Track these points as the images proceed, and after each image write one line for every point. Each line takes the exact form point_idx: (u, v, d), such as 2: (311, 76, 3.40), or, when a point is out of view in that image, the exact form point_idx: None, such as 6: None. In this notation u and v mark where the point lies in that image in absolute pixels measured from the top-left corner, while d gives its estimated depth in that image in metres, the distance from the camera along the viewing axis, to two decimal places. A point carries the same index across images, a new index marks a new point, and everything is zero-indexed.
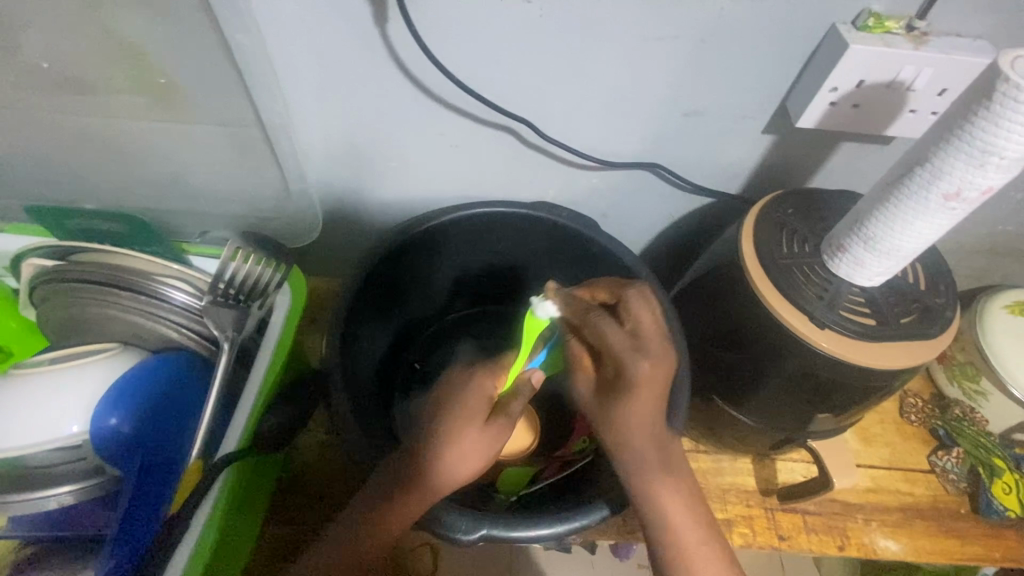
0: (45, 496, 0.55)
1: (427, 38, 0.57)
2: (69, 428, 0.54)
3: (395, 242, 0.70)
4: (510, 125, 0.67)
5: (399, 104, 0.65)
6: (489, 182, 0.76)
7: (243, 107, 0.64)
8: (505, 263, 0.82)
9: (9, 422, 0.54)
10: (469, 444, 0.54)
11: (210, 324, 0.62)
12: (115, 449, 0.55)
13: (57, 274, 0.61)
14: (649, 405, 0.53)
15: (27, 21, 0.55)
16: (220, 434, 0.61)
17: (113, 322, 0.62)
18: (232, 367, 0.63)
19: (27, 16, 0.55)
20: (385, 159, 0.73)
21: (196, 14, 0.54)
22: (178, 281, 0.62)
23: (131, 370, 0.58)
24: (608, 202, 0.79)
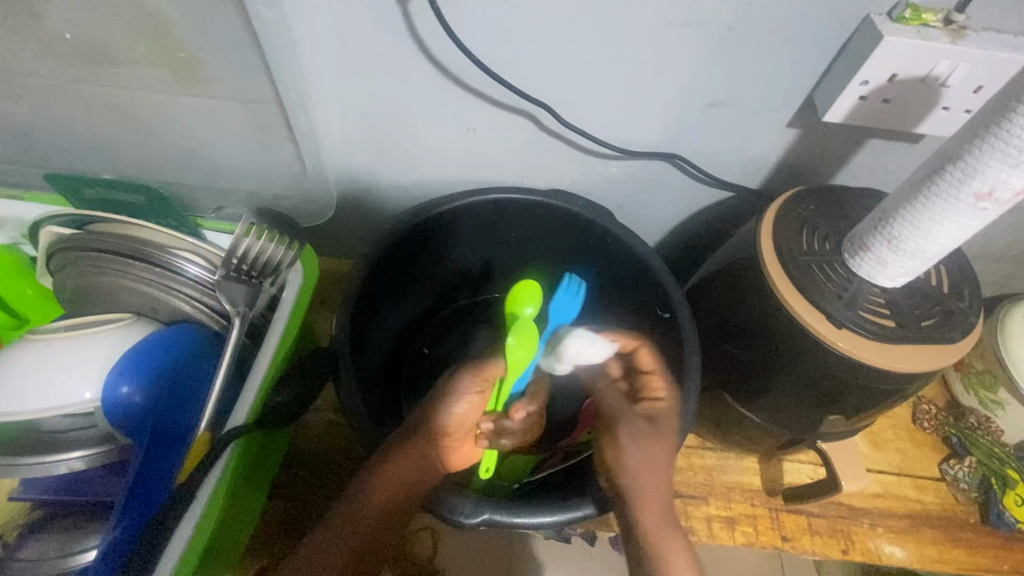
0: (56, 460, 0.56)
1: (448, 16, 0.56)
2: (81, 395, 0.56)
3: (407, 225, 0.69)
4: (529, 109, 0.66)
5: (418, 85, 0.65)
6: (505, 168, 0.76)
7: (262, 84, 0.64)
8: (518, 251, 0.82)
9: (23, 387, 0.55)
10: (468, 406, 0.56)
11: (223, 298, 0.62)
12: (125, 418, 0.56)
13: (72, 242, 0.62)
14: (665, 453, 0.60)
15: None
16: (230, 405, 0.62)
17: (127, 293, 0.62)
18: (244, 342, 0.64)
19: None
20: (402, 141, 0.72)
21: None
22: (193, 253, 0.62)
23: (145, 339, 0.59)
24: (625, 192, 0.78)
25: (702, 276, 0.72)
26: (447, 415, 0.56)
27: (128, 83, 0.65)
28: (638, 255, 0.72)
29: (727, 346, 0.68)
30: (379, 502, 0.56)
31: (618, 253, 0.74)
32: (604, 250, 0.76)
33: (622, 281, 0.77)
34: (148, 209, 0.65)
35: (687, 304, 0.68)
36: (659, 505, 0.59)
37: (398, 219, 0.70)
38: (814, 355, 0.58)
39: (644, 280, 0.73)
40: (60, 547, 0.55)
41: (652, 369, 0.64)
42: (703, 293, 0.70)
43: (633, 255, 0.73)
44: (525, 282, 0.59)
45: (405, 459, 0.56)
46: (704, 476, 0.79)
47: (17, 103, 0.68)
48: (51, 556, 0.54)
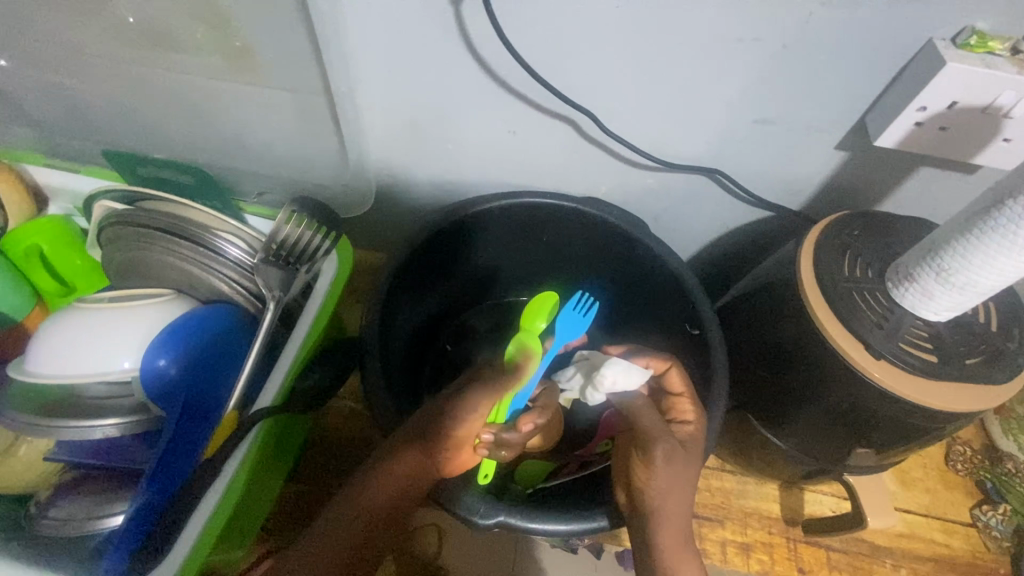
0: (91, 426, 0.56)
1: (501, 19, 0.57)
2: (120, 363, 0.58)
3: (442, 223, 0.70)
4: (571, 116, 0.67)
5: (463, 86, 0.65)
6: (542, 174, 0.76)
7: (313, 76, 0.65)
8: (548, 256, 0.82)
9: (68, 353, 0.58)
10: (473, 423, 0.53)
11: (260, 282, 0.64)
12: (160, 391, 0.57)
13: (121, 217, 0.64)
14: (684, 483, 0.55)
15: None
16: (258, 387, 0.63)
17: (170, 270, 0.64)
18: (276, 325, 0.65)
19: None
20: (443, 140, 0.73)
21: None
22: (234, 236, 0.64)
23: (184, 316, 0.61)
24: (661, 205, 0.77)
25: (734, 295, 0.71)
26: (454, 428, 0.52)
27: (186, 68, 0.67)
28: (670, 269, 0.71)
29: (755, 368, 0.66)
30: (382, 502, 0.56)
31: (650, 265, 0.73)
32: (636, 261, 0.75)
33: (651, 293, 0.77)
34: (196, 191, 0.68)
35: (718, 322, 0.67)
36: (678, 544, 0.55)
37: (433, 216, 0.71)
38: (852, 385, 0.56)
39: (675, 295, 0.72)
40: (90, 510, 0.57)
41: (681, 390, 0.60)
42: (735, 313, 0.69)
43: (665, 268, 0.72)
44: (542, 297, 0.64)
45: (405, 461, 0.55)
46: (721, 499, 0.78)
47: (85, 81, 0.72)
48: (81, 518, 0.56)
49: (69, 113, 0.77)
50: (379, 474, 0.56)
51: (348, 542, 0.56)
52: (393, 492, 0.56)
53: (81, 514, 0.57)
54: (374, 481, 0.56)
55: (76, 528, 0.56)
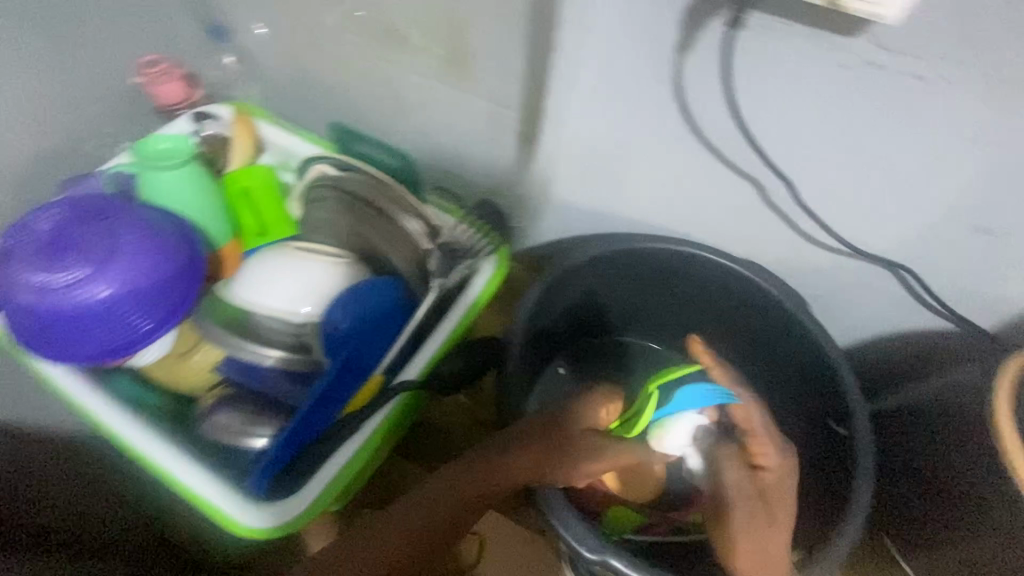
0: (263, 352, 0.65)
1: (735, 76, 0.58)
2: (302, 308, 0.65)
3: (602, 253, 0.73)
4: (761, 178, 0.65)
5: (659, 127, 0.66)
6: (706, 228, 0.75)
7: (528, 93, 0.71)
8: (692, 315, 0.81)
9: (266, 287, 0.66)
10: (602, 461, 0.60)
11: (429, 265, 0.69)
12: (330, 340, 0.63)
13: (330, 180, 0.72)
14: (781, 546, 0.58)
15: None
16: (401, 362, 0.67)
17: (357, 237, 0.71)
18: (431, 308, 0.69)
19: None
20: (616, 174, 0.75)
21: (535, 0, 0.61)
22: (417, 219, 0.69)
23: (363, 282, 0.67)
24: (824, 288, 0.73)
25: (902, 402, 0.67)
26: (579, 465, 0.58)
27: (424, 64, 0.76)
28: (828, 355, 0.67)
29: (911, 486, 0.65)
30: (481, 492, 0.58)
31: (803, 346, 0.70)
32: (789, 340, 0.72)
33: (794, 374, 0.73)
34: (397, 172, 0.75)
35: (867, 414, 0.64)
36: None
37: (594, 246, 0.73)
38: (1010, 521, 0.53)
39: (825, 383, 0.69)
40: (242, 427, 0.64)
41: (756, 431, 0.59)
42: (903, 422, 0.66)
43: (819, 352, 0.69)
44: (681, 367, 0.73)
45: (521, 459, 0.57)
46: None
47: (331, 58, 0.83)
48: (233, 430, 0.64)
49: (302, 81, 0.88)
50: (491, 465, 0.58)
51: (440, 518, 0.58)
52: (505, 487, 0.58)
53: (234, 426, 0.64)
54: (479, 468, 0.58)
55: (228, 437, 0.63)
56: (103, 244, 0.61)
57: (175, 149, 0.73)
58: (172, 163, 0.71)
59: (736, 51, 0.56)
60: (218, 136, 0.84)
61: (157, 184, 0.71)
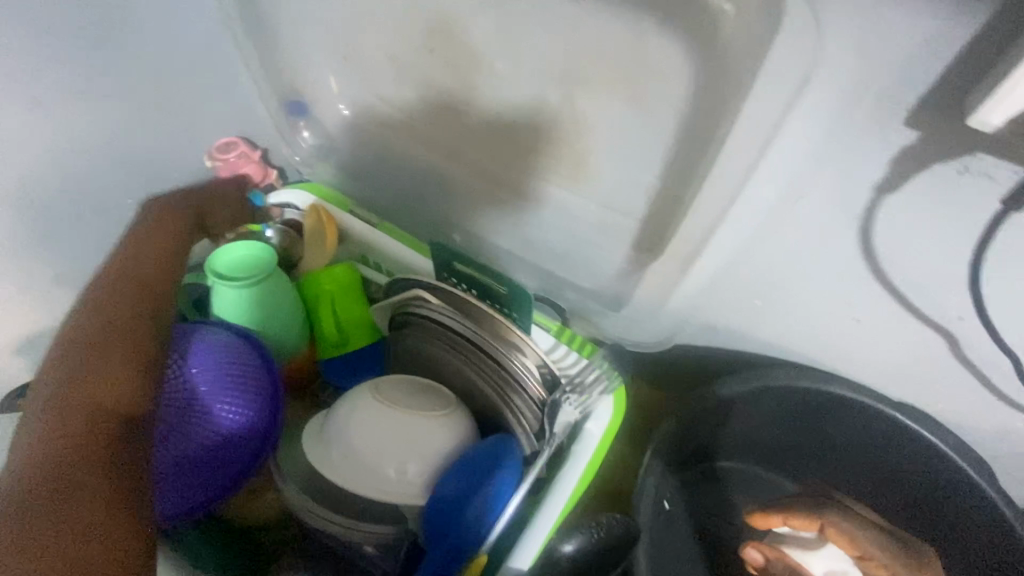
0: (330, 517, 0.54)
1: (990, 244, 0.46)
2: (387, 470, 0.54)
3: (735, 394, 0.63)
4: (953, 329, 0.54)
5: (820, 263, 0.55)
6: (855, 363, 0.64)
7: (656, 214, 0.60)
8: (833, 457, 0.72)
9: (345, 438, 0.55)
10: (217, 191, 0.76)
11: (546, 420, 0.57)
12: (435, 515, 0.53)
13: (425, 304, 0.62)
14: None
15: (527, 68, 0.59)
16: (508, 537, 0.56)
17: (455, 370, 0.62)
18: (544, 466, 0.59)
19: (529, 65, 0.59)
20: (752, 300, 0.63)
21: (684, 113, 0.53)
22: (531, 356, 0.58)
23: (476, 444, 0.56)
24: (996, 440, 0.63)
25: None
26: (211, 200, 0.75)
27: (529, 166, 0.68)
28: (988, 500, 0.60)
29: None
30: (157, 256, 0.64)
31: (954, 494, 0.63)
32: (952, 501, 0.64)
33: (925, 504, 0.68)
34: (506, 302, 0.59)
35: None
36: None
37: (728, 386, 0.63)
38: None
39: (977, 518, 0.62)
40: None
41: None
42: None
43: (980, 497, 0.61)
44: (253, 254, 0.65)
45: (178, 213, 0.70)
46: None
47: (421, 146, 0.75)
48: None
49: (376, 167, 0.79)
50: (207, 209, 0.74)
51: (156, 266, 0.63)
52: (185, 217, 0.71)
53: None
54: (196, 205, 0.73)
55: None
56: (181, 391, 0.56)
57: (252, 260, 0.64)
58: (241, 282, 0.62)
59: (1006, 226, 0.45)
60: (295, 227, 0.78)
61: (232, 302, 0.63)
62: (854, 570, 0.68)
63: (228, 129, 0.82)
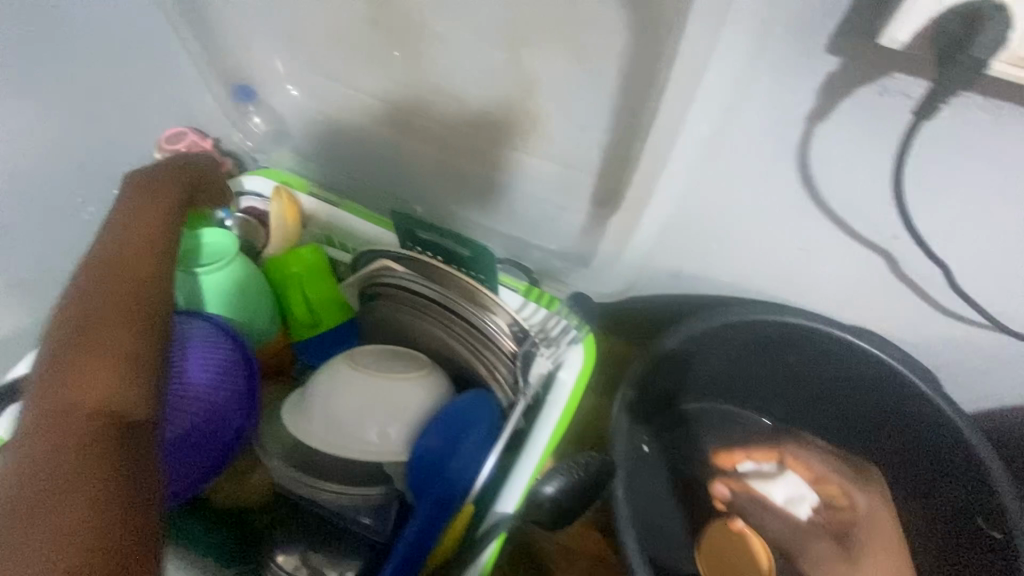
0: (322, 487, 0.56)
1: (908, 158, 0.49)
2: (368, 435, 0.55)
3: (699, 331, 0.67)
4: (893, 251, 0.58)
5: (765, 198, 0.58)
6: (809, 294, 0.67)
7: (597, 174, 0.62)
8: (798, 386, 0.75)
9: (325, 409, 0.56)
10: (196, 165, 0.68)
11: (518, 371, 0.59)
12: (418, 471, 0.54)
13: (394, 272, 0.62)
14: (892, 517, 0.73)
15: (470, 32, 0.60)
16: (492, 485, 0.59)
17: (427, 334, 0.62)
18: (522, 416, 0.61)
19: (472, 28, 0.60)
20: (709, 242, 0.66)
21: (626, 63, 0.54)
22: (500, 312, 0.59)
23: (454, 400, 0.58)
24: (946, 356, 0.67)
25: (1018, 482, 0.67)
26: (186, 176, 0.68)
27: (485, 130, 0.69)
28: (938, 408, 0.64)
29: None
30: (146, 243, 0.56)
31: (908, 407, 0.67)
32: (901, 412, 0.68)
33: (882, 423, 0.72)
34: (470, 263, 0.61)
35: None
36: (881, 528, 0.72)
37: (693, 324, 0.66)
38: None
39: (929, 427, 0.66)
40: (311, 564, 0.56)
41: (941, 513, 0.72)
42: None
43: (927, 405, 0.65)
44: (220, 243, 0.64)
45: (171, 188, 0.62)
46: None
47: (373, 120, 0.75)
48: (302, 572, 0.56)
49: (331, 149, 0.79)
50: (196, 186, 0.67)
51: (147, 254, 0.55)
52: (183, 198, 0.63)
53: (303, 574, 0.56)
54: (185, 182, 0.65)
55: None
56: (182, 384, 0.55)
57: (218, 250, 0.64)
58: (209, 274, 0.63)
59: (919, 138, 0.48)
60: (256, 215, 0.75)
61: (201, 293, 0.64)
62: (813, 494, 0.76)
63: (180, 120, 0.81)
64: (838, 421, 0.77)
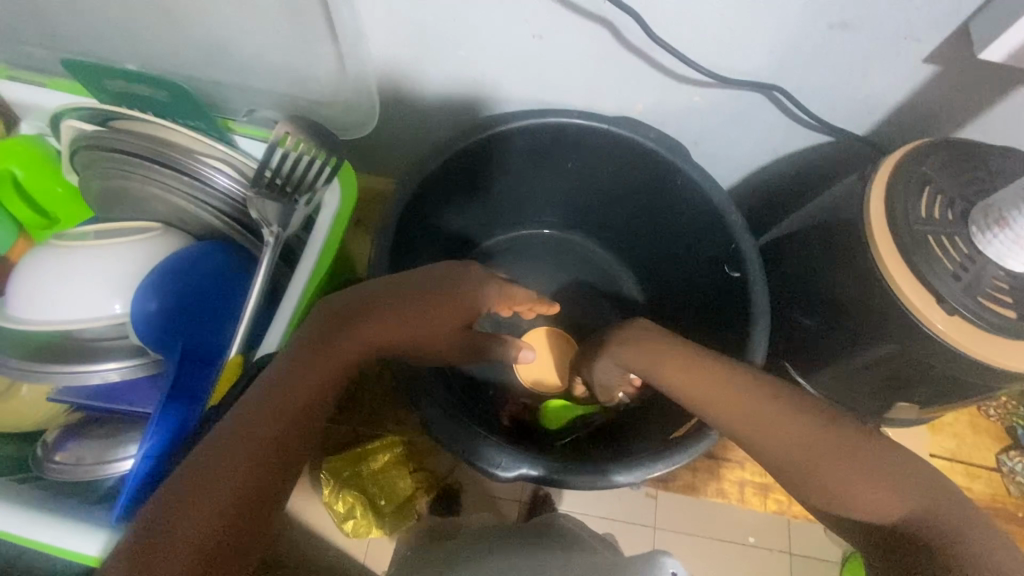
0: (90, 370, 0.54)
1: None
2: (113, 307, 0.54)
3: (462, 149, 0.63)
4: (609, 16, 0.56)
5: None
6: (567, 87, 0.66)
7: None
8: (586, 191, 0.76)
9: (54, 289, 0.54)
10: None
11: (254, 213, 0.58)
12: (153, 329, 0.54)
13: (95, 140, 0.56)
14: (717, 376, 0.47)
15: None
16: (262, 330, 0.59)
17: (155, 201, 0.58)
18: (276, 262, 0.60)
19: None
20: (454, 46, 0.62)
21: None
22: (219, 161, 0.57)
23: (185, 254, 0.57)
24: (706, 127, 0.68)
25: (777, 235, 0.67)
26: None
27: None
28: (690, 178, 0.64)
29: (802, 317, 0.64)
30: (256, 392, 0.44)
31: (674, 184, 0.67)
32: (669, 189, 0.68)
33: (664, 210, 0.71)
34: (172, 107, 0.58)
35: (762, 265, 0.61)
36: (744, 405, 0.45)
37: (455, 141, 0.63)
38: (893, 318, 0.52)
39: (686, 196, 0.67)
40: (100, 453, 0.54)
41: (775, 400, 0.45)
42: (780, 256, 0.66)
43: (684, 178, 0.65)
44: None
45: None
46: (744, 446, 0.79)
47: None
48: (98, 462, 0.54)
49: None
50: None
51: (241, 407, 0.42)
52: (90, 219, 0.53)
53: (94, 465, 0.54)
54: None
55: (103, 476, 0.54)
56: None
57: None
58: None
59: None
60: None
61: None
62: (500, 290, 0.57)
63: None
64: (633, 216, 0.76)
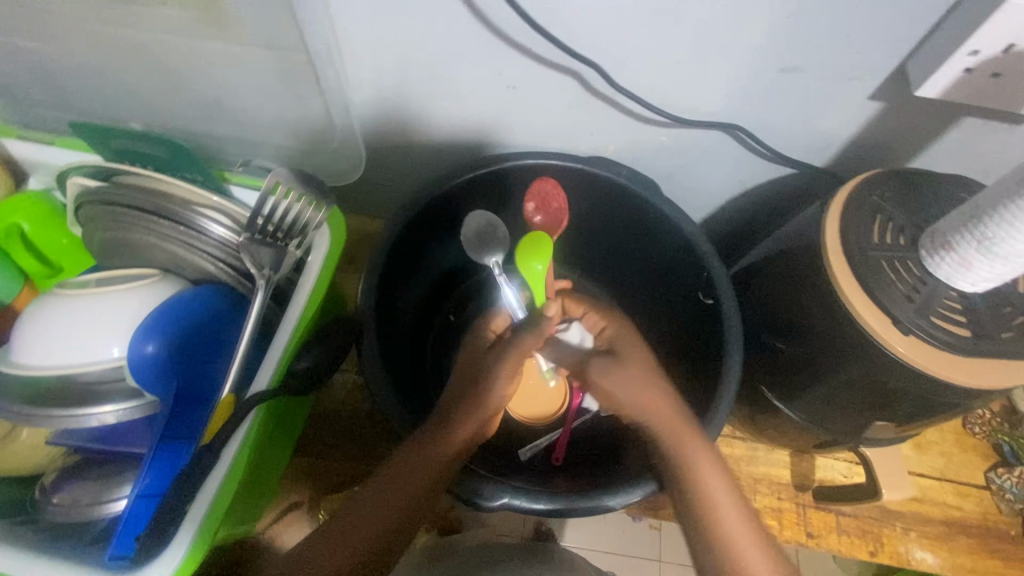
0: (87, 414, 0.55)
1: None
2: (109, 351, 0.57)
3: (449, 188, 0.67)
4: (574, 68, 0.60)
5: (452, 34, 0.58)
6: (542, 130, 0.70)
7: (277, 51, 0.57)
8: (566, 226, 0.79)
9: (56, 335, 0.57)
10: None
11: (248, 259, 0.61)
12: (146, 371, 0.55)
13: (99, 194, 0.61)
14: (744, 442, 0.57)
15: None
16: (253, 368, 0.62)
17: (153, 250, 0.62)
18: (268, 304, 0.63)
19: None
20: (436, 98, 0.67)
21: None
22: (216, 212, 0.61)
23: (178, 297, 0.59)
24: (675, 163, 0.72)
25: (749, 263, 0.70)
26: None
27: None
28: (661, 212, 0.68)
29: (774, 340, 0.66)
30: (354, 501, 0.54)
31: (648, 217, 0.70)
32: (644, 222, 0.71)
33: (640, 242, 0.75)
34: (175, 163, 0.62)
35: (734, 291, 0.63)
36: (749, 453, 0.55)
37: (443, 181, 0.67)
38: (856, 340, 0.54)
39: (660, 228, 0.70)
40: (95, 494, 0.56)
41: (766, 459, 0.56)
42: (753, 283, 0.68)
43: (655, 212, 0.69)
44: None
45: None
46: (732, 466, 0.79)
47: None
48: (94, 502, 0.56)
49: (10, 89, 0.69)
50: None
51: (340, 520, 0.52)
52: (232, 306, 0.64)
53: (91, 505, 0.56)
54: None
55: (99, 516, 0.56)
56: None
57: None
58: None
59: None
60: None
61: None
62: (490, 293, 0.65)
63: None
64: (612, 249, 0.79)
